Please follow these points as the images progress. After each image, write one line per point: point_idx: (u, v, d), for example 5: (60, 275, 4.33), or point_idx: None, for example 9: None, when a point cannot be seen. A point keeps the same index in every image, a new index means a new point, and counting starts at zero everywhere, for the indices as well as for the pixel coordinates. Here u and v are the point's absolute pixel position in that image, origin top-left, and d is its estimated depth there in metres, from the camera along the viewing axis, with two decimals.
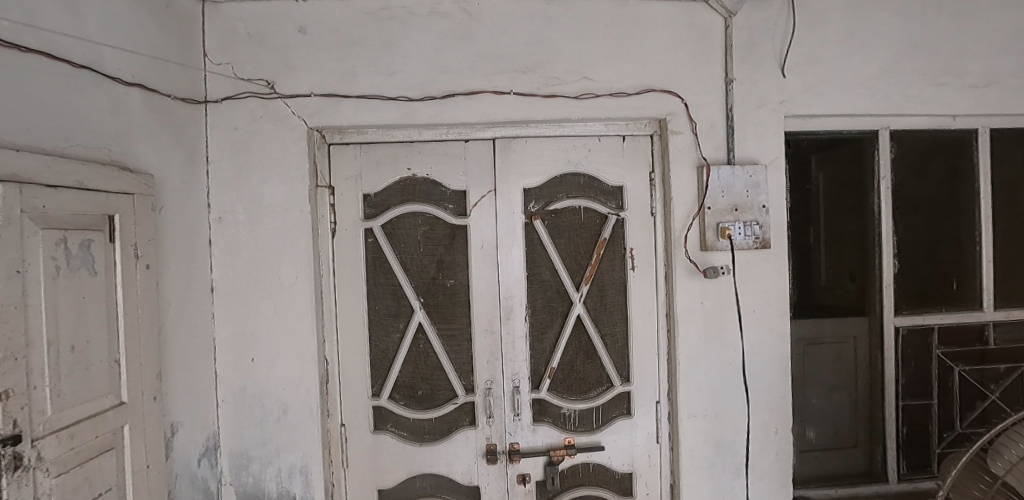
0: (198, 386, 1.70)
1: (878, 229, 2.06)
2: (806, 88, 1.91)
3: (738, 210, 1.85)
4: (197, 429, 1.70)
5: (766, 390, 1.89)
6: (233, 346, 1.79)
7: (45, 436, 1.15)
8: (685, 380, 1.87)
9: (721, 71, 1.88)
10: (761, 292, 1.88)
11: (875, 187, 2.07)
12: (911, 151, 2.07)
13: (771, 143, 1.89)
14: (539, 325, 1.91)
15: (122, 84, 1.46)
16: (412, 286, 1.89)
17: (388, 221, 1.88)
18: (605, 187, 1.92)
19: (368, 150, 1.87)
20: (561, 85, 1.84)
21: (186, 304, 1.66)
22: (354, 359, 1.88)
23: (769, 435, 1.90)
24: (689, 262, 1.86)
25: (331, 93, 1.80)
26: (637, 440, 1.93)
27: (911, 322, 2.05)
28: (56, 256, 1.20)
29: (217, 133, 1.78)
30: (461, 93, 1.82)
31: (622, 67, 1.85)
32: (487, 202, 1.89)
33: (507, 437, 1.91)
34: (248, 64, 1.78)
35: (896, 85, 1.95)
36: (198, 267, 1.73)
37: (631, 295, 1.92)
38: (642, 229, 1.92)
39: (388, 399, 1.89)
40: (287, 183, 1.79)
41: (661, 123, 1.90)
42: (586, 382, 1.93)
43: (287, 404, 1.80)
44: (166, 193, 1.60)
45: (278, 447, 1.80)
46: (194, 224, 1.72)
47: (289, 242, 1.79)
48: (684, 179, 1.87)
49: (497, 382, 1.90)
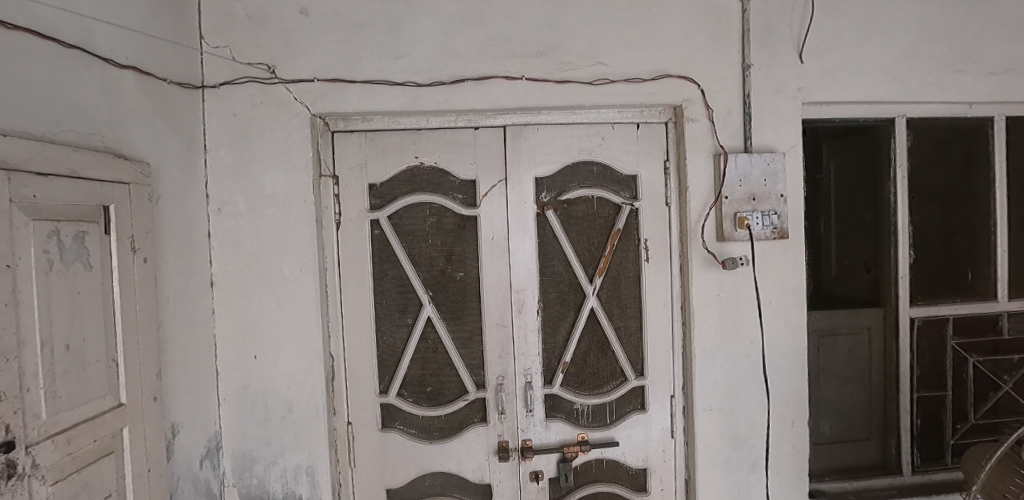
0: (199, 384, 1.63)
1: (893, 218, 2.03)
2: (824, 74, 1.86)
3: (756, 199, 1.80)
4: (198, 430, 1.62)
5: (783, 384, 1.86)
6: (235, 342, 1.72)
7: (40, 442, 1.08)
8: (702, 374, 1.84)
9: (738, 56, 1.82)
10: (778, 285, 1.83)
11: (891, 176, 2.03)
12: (927, 139, 2.04)
13: (789, 131, 1.84)
14: (552, 318, 1.86)
15: (115, 66, 1.37)
16: (420, 280, 1.83)
17: (395, 212, 1.81)
18: (618, 176, 1.87)
19: (374, 138, 1.80)
20: (574, 70, 1.77)
21: (185, 300, 1.58)
22: (361, 355, 1.82)
23: (785, 429, 1.87)
24: (706, 252, 1.81)
25: (335, 78, 1.72)
26: (652, 435, 1.89)
27: (927, 313, 2.02)
28: (48, 249, 1.12)
29: (215, 119, 1.69)
30: (471, 79, 1.75)
31: (636, 51, 1.79)
32: (498, 192, 1.82)
33: (520, 434, 1.86)
34: (247, 46, 1.70)
35: (913, 71, 1.91)
36: (198, 260, 1.66)
37: (645, 286, 1.87)
38: (657, 220, 1.86)
39: (396, 396, 1.83)
40: (289, 173, 1.71)
41: (676, 110, 1.84)
42: (598, 377, 1.89)
43: (292, 402, 1.73)
44: (164, 183, 1.52)
45: (283, 448, 1.73)
46: (193, 216, 1.64)
47: (293, 233, 1.72)
48: (701, 167, 1.81)
49: (508, 377, 1.85)
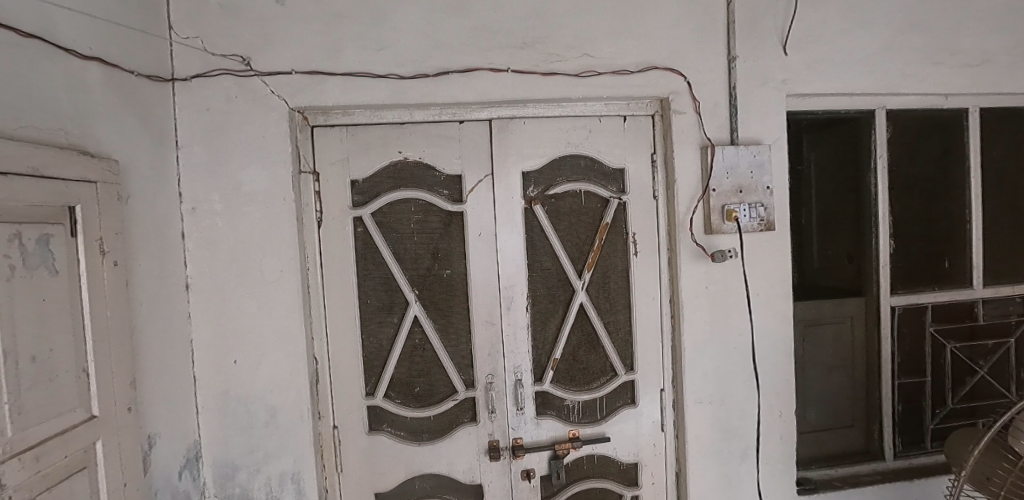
0: (176, 392, 1.56)
1: (874, 208, 2.06)
2: (808, 66, 1.87)
3: (743, 192, 1.80)
4: (176, 440, 1.55)
5: (771, 374, 1.87)
6: (214, 347, 1.65)
7: (6, 460, 1.01)
8: (691, 368, 1.84)
9: (724, 48, 1.82)
10: (765, 276, 1.84)
11: (871, 166, 2.06)
12: (906, 130, 2.07)
13: (774, 123, 1.85)
14: (541, 314, 1.84)
15: (79, 57, 1.28)
16: (406, 278, 1.78)
17: (379, 209, 1.76)
18: (606, 170, 1.85)
19: (356, 133, 1.74)
20: (561, 62, 1.74)
21: (159, 304, 1.51)
22: (346, 357, 1.77)
23: (774, 420, 1.88)
24: (695, 245, 1.81)
25: (314, 71, 1.65)
26: (643, 429, 1.89)
27: (907, 301, 2.06)
28: (9, 253, 1.05)
29: (187, 114, 1.61)
30: (455, 71, 1.70)
31: (623, 43, 1.77)
32: (484, 187, 1.79)
33: (511, 433, 1.83)
34: (219, 36, 1.62)
35: (893, 63, 1.93)
36: (172, 262, 1.58)
37: (634, 280, 1.85)
38: (645, 214, 1.85)
39: (384, 398, 1.79)
40: (268, 169, 1.65)
41: (663, 102, 1.83)
42: (589, 372, 1.87)
43: (275, 407, 1.67)
44: (134, 181, 1.44)
45: (267, 455, 1.68)
46: (165, 216, 1.56)
47: (272, 232, 1.65)
48: (688, 160, 1.81)
49: (498, 375, 1.82)
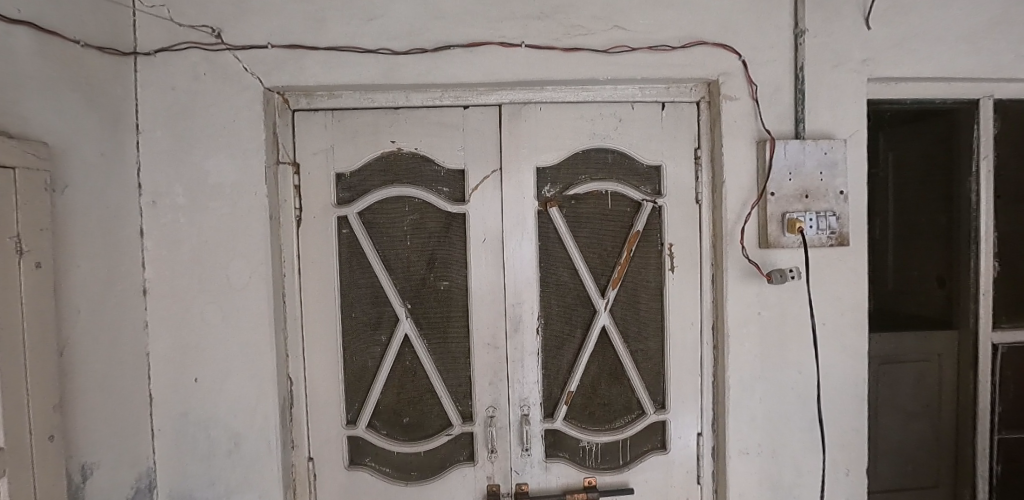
0: (123, 412, 1.35)
1: (975, 222, 1.67)
2: (896, 44, 1.51)
3: (809, 197, 1.45)
4: (122, 469, 1.34)
5: (837, 424, 1.52)
6: (173, 361, 1.43)
7: None
8: (737, 411, 1.50)
9: (789, 21, 1.48)
10: (834, 301, 1.49)
11: (972, 171, 1.67)
12: (1017, 125, 1.67)
13: (850, 112, 1.49)
14: (554, 337, 1.55)
15: (3, 20, 1.08)
16: (397, 291, 1.52)
17: (367, 207, 1.51)
18: (638, 167, 1.54)
19: (343, 118, 1.50)
20: (586, 36, 1.44)
21: (103, 312, 1.30)
22: (325, 380, 1.52)
23: (839, 479, 1.52)
24: (747, 261, 1.47)
25: (293, 45, 1.41)
26: (674, 479, 1.57)
27: (1012, 338, 1.67)
28: None
29: (149, 93, 1.41)
30: (458, 45, 1.43)
31: (663, 13, 1.46)
32: (491, 185, 1.51)
33: (514, 477, 1.54)
34: (188, 5, 1.40)
35: (1008, 41, 1.53)
36: (127, 263, 1.37)
37: (669, 300, 1.54)
38: (684, 221, 1.53)
39: (367, 428, 1.53)
40: (238, 158, 1.42)
41: (711, 86, 1.51)
42: (610, 409, 1.57)
43: (239, 434, 1.44)
44: (74, 169, 1.23)
45: (229, 489, 1.45)
46: (119, 209, 1.35)
47: (241, 232, 1.42)
48: (740, 157, 1.47)
49: (501, 409, 1.54)
